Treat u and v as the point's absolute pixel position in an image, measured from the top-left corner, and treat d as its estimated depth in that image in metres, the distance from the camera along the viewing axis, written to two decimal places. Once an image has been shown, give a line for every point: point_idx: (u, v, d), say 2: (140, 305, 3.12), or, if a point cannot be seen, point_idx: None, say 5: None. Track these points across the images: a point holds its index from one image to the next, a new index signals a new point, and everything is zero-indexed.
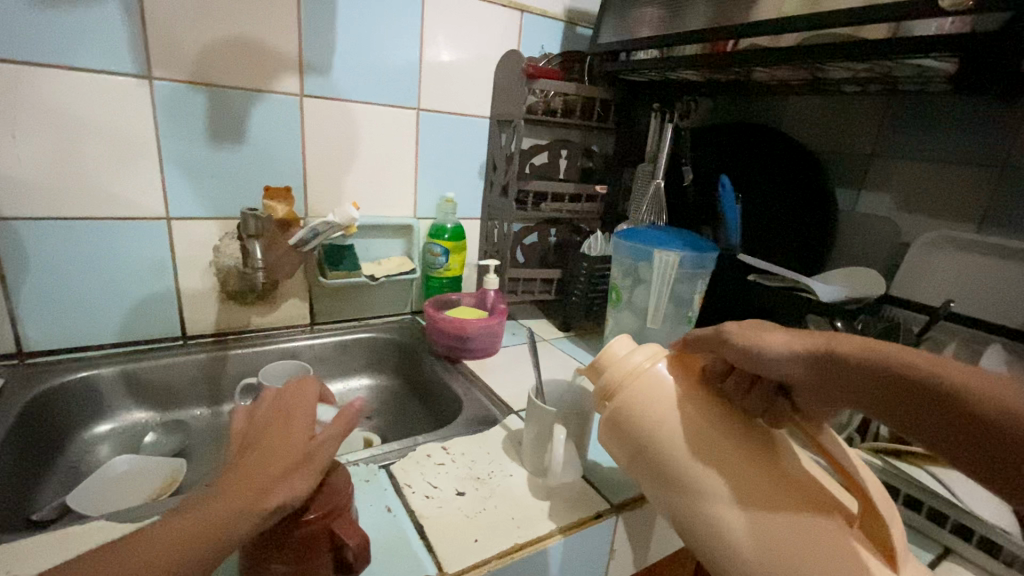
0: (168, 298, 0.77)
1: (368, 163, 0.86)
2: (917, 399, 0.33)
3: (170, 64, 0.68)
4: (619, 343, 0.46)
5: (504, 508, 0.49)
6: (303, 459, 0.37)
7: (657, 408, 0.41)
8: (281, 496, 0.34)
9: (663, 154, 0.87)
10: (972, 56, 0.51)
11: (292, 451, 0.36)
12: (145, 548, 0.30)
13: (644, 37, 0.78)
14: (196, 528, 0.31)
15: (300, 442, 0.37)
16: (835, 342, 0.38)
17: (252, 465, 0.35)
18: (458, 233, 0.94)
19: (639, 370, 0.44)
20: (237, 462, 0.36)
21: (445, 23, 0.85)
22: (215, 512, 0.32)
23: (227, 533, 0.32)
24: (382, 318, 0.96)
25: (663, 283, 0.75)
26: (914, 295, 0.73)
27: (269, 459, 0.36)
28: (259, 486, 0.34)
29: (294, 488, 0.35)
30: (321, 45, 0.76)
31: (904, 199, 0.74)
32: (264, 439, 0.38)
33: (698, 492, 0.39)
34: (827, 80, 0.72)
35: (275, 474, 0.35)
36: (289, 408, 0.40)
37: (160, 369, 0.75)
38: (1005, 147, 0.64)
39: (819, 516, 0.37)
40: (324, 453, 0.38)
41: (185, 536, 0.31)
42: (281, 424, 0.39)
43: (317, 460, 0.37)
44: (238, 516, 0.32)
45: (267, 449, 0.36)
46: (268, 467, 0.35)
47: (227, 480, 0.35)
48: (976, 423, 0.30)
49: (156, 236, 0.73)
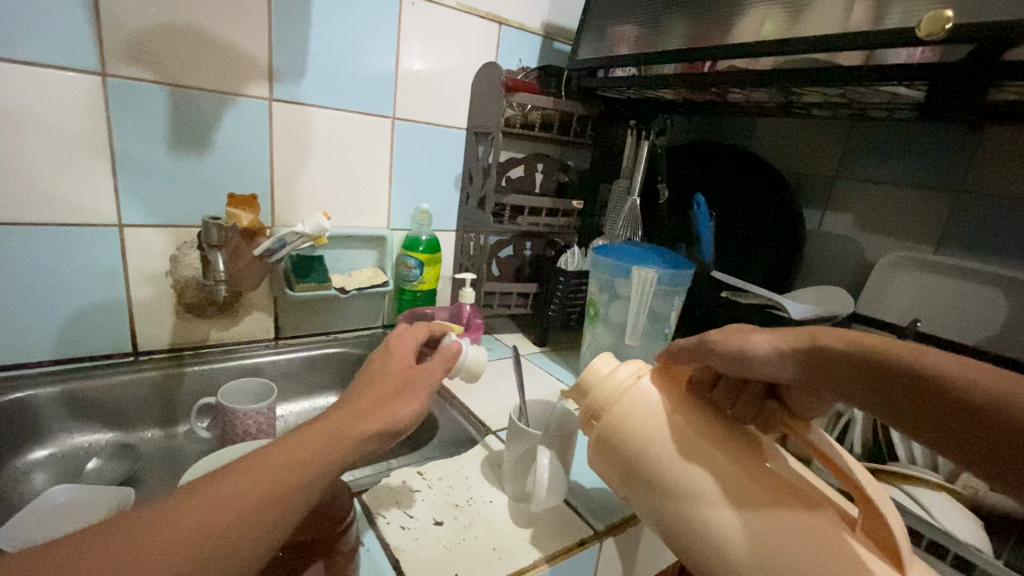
0: (118, 310, 0.72)
1: (340, 170, 0.83)
2: (910, 385, 0.33)
3: (128, 61, 0.64)
4: (602, 362, 0.46)
5: (485, 538, 0.47)
6: (408, 383, 0.41)
7: (648, 422, 0.41)
8: (387, 415, 0.37)
9: (639, 171, 0.88)
10: (942, 85, 0.52)
11: (398, 376, 0.41)
12: (268, 461, 0.31)
13: (622, 54, 0.78)
14: (306, 451, 0.32)
15: (402, 370, 0.42)
16: (820, 338, 0.39)
17: (353, 399, 0.38)
18: (433, 245, 0.91)
19: (623, 386, 0.43)
20: (350, 392, 0.39)
21: (422, 32, 0.84)
22: (324, 431, 0.34)
23: (337, 454, 0.33)
24: (351, 332, 0.93)
25: (642, 299, 0.74)
26: (879, 312, 0.75)
27: (375, 384, 0.39)
28: (366, 407, 0.37)
29: (399, 409, 0.38)
30: (292, 49, 0.74)
31: (865, 219, 0.77)
32: (367, 371, 0.42)
33: (690, 512, 0.38)
34: (800, 103, 0.74)
35: (383, 396, 0.39)
36: (397, 344, 0.45)
37: (109, 388, 0.69)
38: (961, 175, 0.68)
39: (815, 514, 0.35)
40: (423, 380, 0.42)
41: (302, 454, 0.32)
42: (381, 358, 0.43)
43: (420, 388, 0.41)
44: (350, 432, 0.34)
45: (377, 377, 0.41)
46: (375, 393, 0.39)
47: (332, 415, 0.36)
48: (958, 406, 0.31)
49: (107, 243, 0.68)
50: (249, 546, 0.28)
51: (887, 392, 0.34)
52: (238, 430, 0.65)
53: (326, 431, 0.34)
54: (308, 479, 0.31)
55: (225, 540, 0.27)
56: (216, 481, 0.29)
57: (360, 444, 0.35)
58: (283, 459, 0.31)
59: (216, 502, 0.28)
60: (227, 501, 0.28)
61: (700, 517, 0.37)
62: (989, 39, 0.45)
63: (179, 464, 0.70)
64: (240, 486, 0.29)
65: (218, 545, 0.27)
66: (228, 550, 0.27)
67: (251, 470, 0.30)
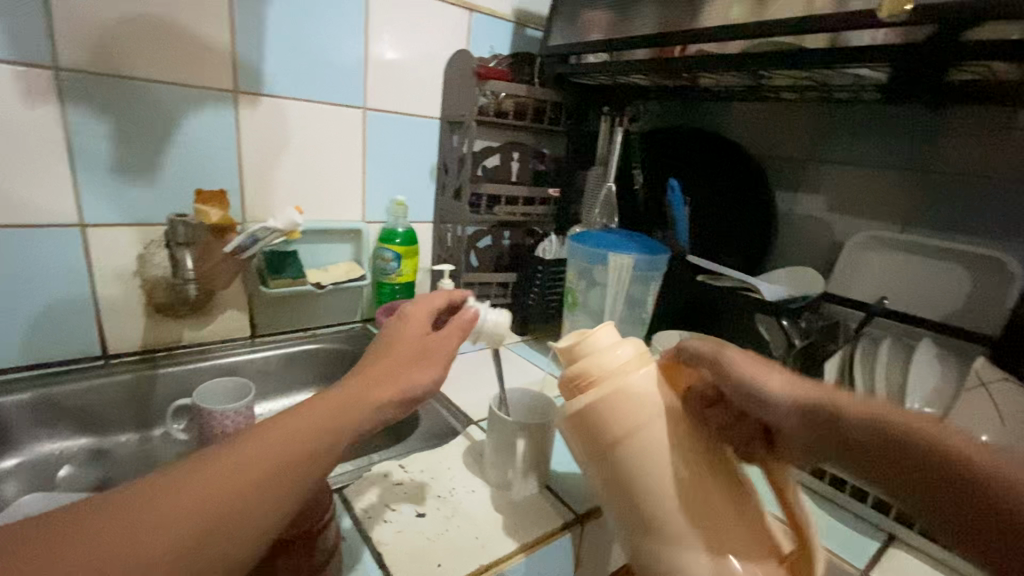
0: (85, 312, 0.69)
1: (311, 163, 0.81)
2: (923, 464, 0.32)
3: (81, 54, 0.61)
4: (602, 335, 0.43)
5: (468, 528, 0.47)
6: (423, 353, 0.43)
7: (651, 443, 0.39)
8: (399, 384, 0.39)
9: (614, 157, 0.88)
10: (905, 65, 0.53)
11: (412, 346, 0.43)
12: (282, 427, 0.33)
13: (593, 40, 0.77)
14: (320, 417, 0.34)
15: (418, 341, 0.43)
16: (838, 399, 0.37)
17: (362, 373, 0.39)
18: (410, 237, 0.90)
19: (621, 366, 0.41)
20: (364, 362, 0.41)
21: (392, 20, 0.82)
22: (338, 401, 0.36)
23: (350, 421, 0.35)
24: (329, 328, 0.91)
25: (619, 285, 0.77)
26: (850, 291, 0.77)
27: (391, 355, 0.41)
28: (376, 377, 0.39)
29: (413, 378, 0.40)
30: (257, 38, 0.71)
31: (836, 201, 0.79)
32: (383, 340, 0.43)
33: (659, 501, 0.38)
34: (769, 87, 0.75)
35: (399, 365, 0.41)
36: (413, 312, 0.47)
37: (79, 392, 0.67)
38: (925, 154, 0.70)
39: (762, 552, 0.38)
40: (438, 349, 0.44)
41: (312, 423, 0.33)
42: (397, 327, 0.45)
43: (434, 358, 0.43)
44: (362, 400, 0.36)
45: (392, 347, 0.42)
46: (391, 362, 0.41)
47: (347, 385, 0.38)
48: (979, 494, 0.30)
49: (68, 245, 0.66)
50: (266, 506, 0.29)
51: (899, 468, 0.33)
52: (215, 431, 0.64)
53: (333, 404, 0.35)
54: (323, 444, 0.33)
55: (242, 500, 0.29)
56: (235, 446, 0.31)
57: (375, 411, 0.37)
58: (293, 427, 0.33)
59: (199, 495, 0.28)
60: (242, 465, 0.30)
61: (674, 501, 0.38)
62: (951, 19, 0.45)
63: (156, 467, 0.69)
64: (228, 473, 0.29)
65: (235, 503, 0.29)
66: (245, 509, 0.29)
67: (266, 436, 0.32)
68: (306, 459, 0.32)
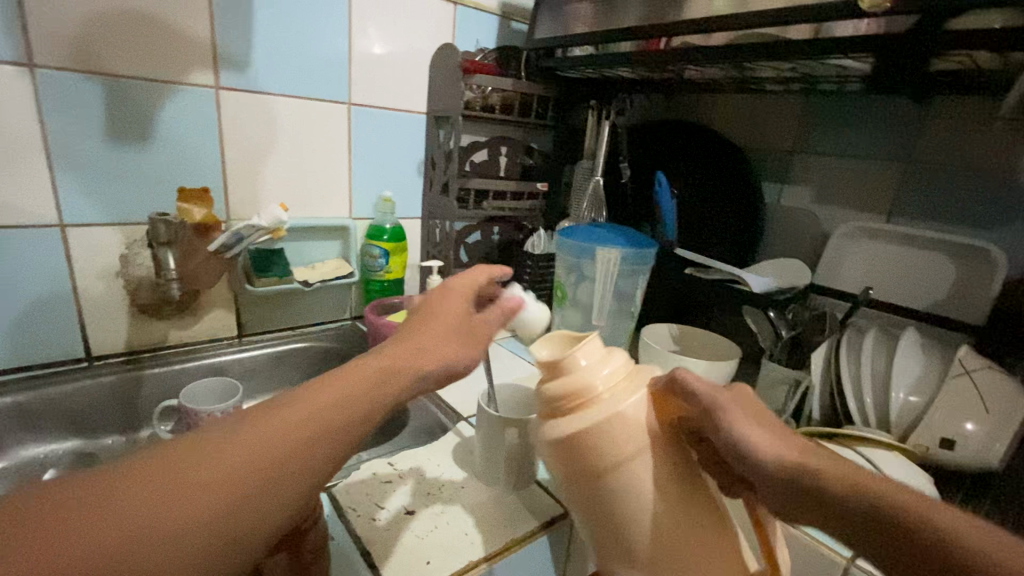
0: (67, 314, 0.68)
1: (295, 159, 0.80)
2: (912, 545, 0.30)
3: (56, 51, 0.60)
4: (586, 352, 0.41)
5: (458, 524, 0.47)
6: (465, 331, 0.42)
7: (640, 476, 0.38)
8: (437, 360, 0.38)
9: (601, 150, 0.88)
10: (887, 56, 0.53)
11: (452, 322, 0.41)
12: (319, 395, 0.31)
13: (579, 33, 0.77)
14: (357, 388, 0.32)
15: (462, 318, 0.42)
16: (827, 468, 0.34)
17: (401, 344, 0.38)
18: (398, 233, 0.90)
19: (606, 390, 0.39)
20: (400, 333, 0.39)
21: (375, 14, 0.81)
22: (377, 371, 0.34)
23: (386, 393, 0.34)
24: (317, 326, 0.91)
25: (606, 279, 0.77)
26: (837, 281, 0.78)
27: (430, 329, 0.40)
28: (412, 350, 0.37)
29: (452, 355, 0.39)
30: (237, 33, 0.70)
31: (822, 192, 0.79)
32: (423, 312, 0.42)
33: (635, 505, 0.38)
34: (754, 79, 0.75)
35: (440, 339, 0.39)
36: (457, 284, 0.45)
37: (63, 395, 0.66)
38: (910, 144, 0.70)
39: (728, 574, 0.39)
40: (481, 331, 0.44)
41: (348, 394, 0.32)
42: (440, 299, 0.43)
43: (476, 338, 0.43)
44: (400, 372, 0.35)
45: (432, 320, 0.41)
46: (430, 335, 0.39)
47: (385, 353, 0.36)
48: None
49: (48, 246, 0.65)
50: (299, 478, 0.28)
51: (886, 544, 0.31)
52: None
53: (372, 372, 0.34)
54: (360, 415, 0.32)
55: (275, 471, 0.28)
56: (267, 414, 0.30)
57: (411, 384, 0.36)
58: (329, 396, 0.31)
59: (225, 467, 0.27)
60: (274, 435, 0.28)
61: (659, 496, 0.38)
62: (933, 9, 0.46)
63: None
64: (261, 441, 0.28)
65: (266, 474, 0.27)
66: (276, 480, 0.28)
67: (300, 406, 0.30)
68: (343, 430, 0.31)
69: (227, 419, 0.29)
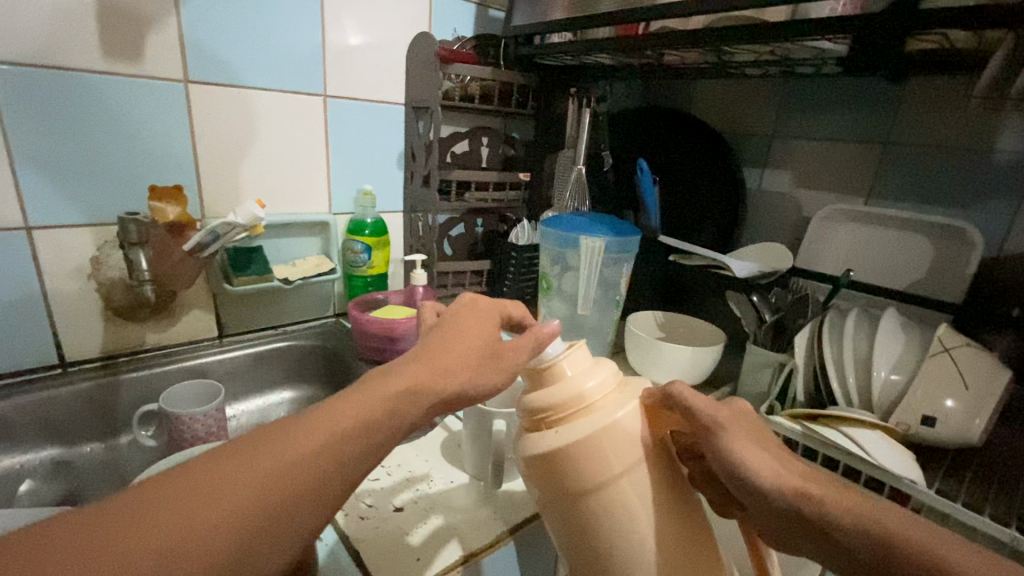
0: (38, 319, 0.66)
1: (271, 154, 0.78)
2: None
3: (11, 44, 0.57)
4: (576, 361, 0.42)
5: (448, 520, 0.47)
6: (491, 353, 0.39)
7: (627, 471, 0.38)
8: (459, 382, 0.36)
9: (582, 138, 0.86)
10: (864, 37, 0.53)
11: (478, 342, 0.39)
12: (340, 414, 0.30)
13: (557, 19, 0.76)
14: (379, 408, 0.31)
15: (489, 340, 0.40)
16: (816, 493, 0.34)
17: (422, 360, 0.36)
18: (380, 227, 0.88)
19: (593, 400, 0.40)
20: (423, 348, 0.38)
21: (349, 3, 0.79)
22: (399, 389, 0.33)
23: (408, 415, 0.32)
24: (300, 325, 0.89)
25: (591, 271, 0.76)
26: (816, 264, 0.79)
27: (455, 348, 0.38)
28: (435, 367, 0.35)
29: (473, 377, 0.37)
30: (204, 23, 0.68)
31: (802, 175, 0.80)
32: (450, 328, 0.40)
33: (627, 498, 0.38)
34: (732, 63, 0.75)
35: (464, 360, 0.37)
36: (484, 306, 0.43)
37: (37, 404, 0.64)
38: (888, 125, 0.71)
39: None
40: (512, 352, 0.40)
41: (369, 415, 0.31)
42: (467, 317, 0.41)
43: (505, 360, 0.40)
44: (423, 393, 0.34)
45: (458, 339, 0.39)
46: (454, 354, 0.37)
47: (407, 369, 0.35)
48: None
49: (14, 248, 0.62)
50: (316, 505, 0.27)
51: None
52: (184, 435, 0.62)
53: (393, 390, 0.33)
54: (379, 440, 0.31)
55: (294, 496, 0.27)
56: (288, 432, 0.29)
57: (431, 406, 0.34)
58: (350, 416, 0.30)
59: (248, 489, 0.26)
60: (295, 458, 0.28)
61: (647, 486, 0.38)
62: None
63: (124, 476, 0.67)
64: (282, 463, 0.27)
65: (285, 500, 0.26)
66: (294, 505, 0.27)
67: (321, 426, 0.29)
68: (362, 455, 0.30)
69: (245, 436, 0.28)
